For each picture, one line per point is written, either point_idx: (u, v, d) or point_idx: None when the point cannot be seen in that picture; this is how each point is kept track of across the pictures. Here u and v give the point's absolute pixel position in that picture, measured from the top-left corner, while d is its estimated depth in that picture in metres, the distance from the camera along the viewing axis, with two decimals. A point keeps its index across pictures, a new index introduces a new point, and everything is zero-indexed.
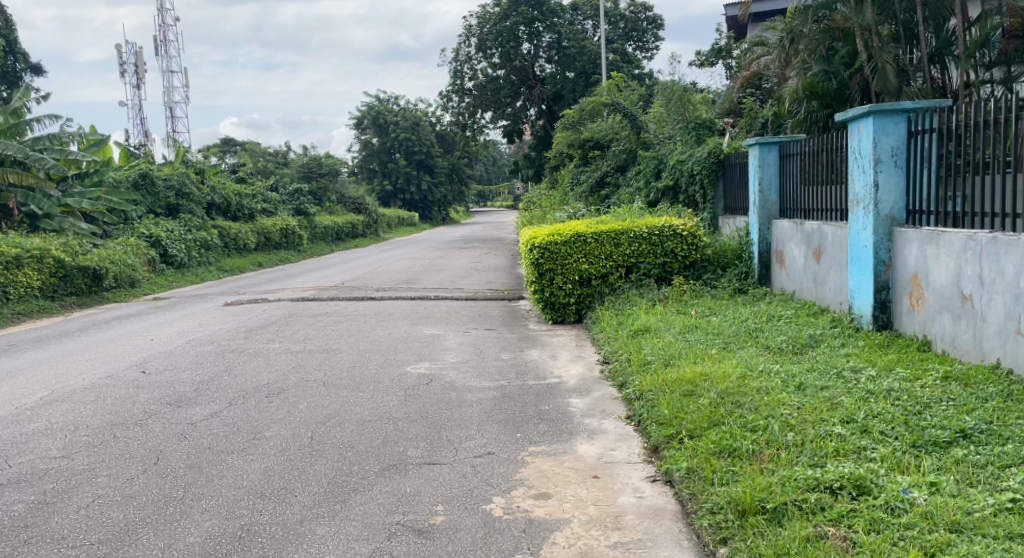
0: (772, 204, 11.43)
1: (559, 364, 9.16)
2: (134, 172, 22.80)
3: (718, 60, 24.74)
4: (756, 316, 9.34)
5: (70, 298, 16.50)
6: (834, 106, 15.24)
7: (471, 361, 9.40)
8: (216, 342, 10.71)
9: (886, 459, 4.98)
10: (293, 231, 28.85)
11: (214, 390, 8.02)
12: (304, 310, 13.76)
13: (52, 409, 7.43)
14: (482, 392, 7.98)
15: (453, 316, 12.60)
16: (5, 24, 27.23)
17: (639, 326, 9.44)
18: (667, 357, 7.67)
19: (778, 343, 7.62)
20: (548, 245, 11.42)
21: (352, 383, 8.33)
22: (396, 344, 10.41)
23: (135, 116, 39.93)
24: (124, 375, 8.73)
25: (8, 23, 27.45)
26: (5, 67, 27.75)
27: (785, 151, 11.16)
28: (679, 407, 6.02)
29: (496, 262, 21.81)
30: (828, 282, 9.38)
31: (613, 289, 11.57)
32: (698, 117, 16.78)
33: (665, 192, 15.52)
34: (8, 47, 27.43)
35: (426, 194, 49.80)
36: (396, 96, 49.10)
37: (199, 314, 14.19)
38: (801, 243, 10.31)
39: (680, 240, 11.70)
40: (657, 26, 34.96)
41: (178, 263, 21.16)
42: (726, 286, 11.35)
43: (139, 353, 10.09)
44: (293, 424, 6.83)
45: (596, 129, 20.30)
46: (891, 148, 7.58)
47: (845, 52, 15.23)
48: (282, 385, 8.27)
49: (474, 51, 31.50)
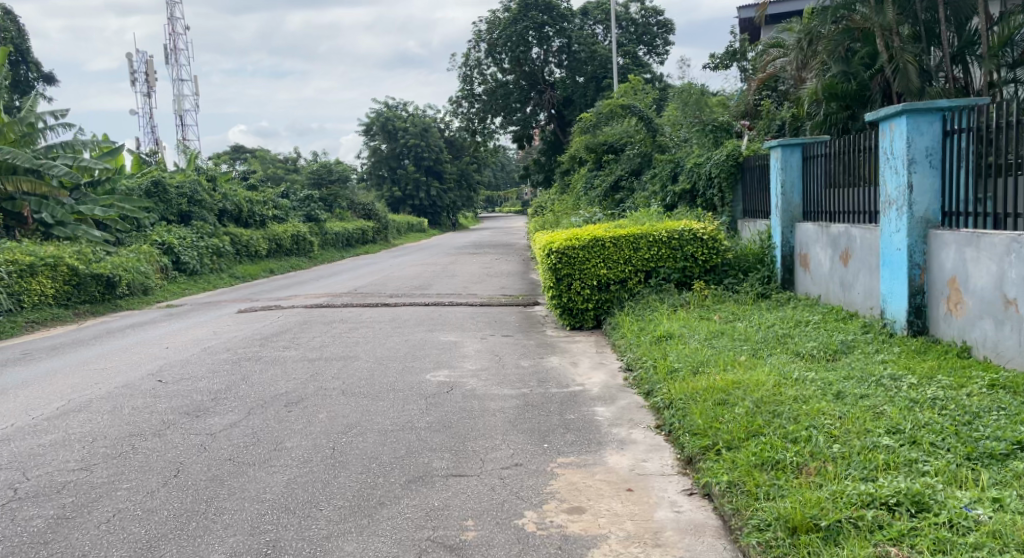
0: (795, 206, 11.23)
1: (581, 372, 8.96)
2: (146, 180, 22.75)
3: (732, 62, 24.53)
4: (782, 321, 9.13)
5: (84, 306, 16.39)
6: (854, 107, 15.05)
7: (491, 369, 9.21)
8: (232, 350, 10.55)
9: (941, 472, 4.78)
10: (304, 237, 28.73)
11: (232, 400, 7.85)
12: (319, 317, 13.60)
13: (69, 420, 7.28)
14: (504, 401, 7.79)
15: (469, 322, 12.42)
16: (18, 33, 27.22)
17: (662, 332, 9.25)
18: (696, 364, 7.47)
19: (809, 349, 7.41)
20: (566, 250, 11.23)
21: (371, 392, 8.15)
22: (414, 351, 10.24)
23: (146, 124, 39.94)
24: (141, 384, 8.58)
25: (21, 32, 27.46)
26: (18, 76, 27.76)
27: (808, 153, 10.97)
28: (712, 417, 5.82)
29: (508, 267, 21.61)
30: (856, 286, 9.18)
31: (632, 294, 11.38)
32: (715, 119, 16.59)
33: (682, 195, 15.33)
34: (19, 56, 27.42)
35: (436, 201, 49.64)
36: (405, 102, 49.02)
37: (213, 322, 14.04)
38: (826, 246, 10.10)
39: (700, 245, 11.50)
40: (667, 30, 34.72)
41: (191, 270, 21.05)
42: (748, 290, 11.14)
43: (155, 362, 9.94)
44: (314, 435, 6.65)
45: (609, 132, 20.14)
46: (926, 148, 7.40)
47: (866, 53, 14.91)
48: (301, 394, 8.10)
49: (484, 56, 31.36)
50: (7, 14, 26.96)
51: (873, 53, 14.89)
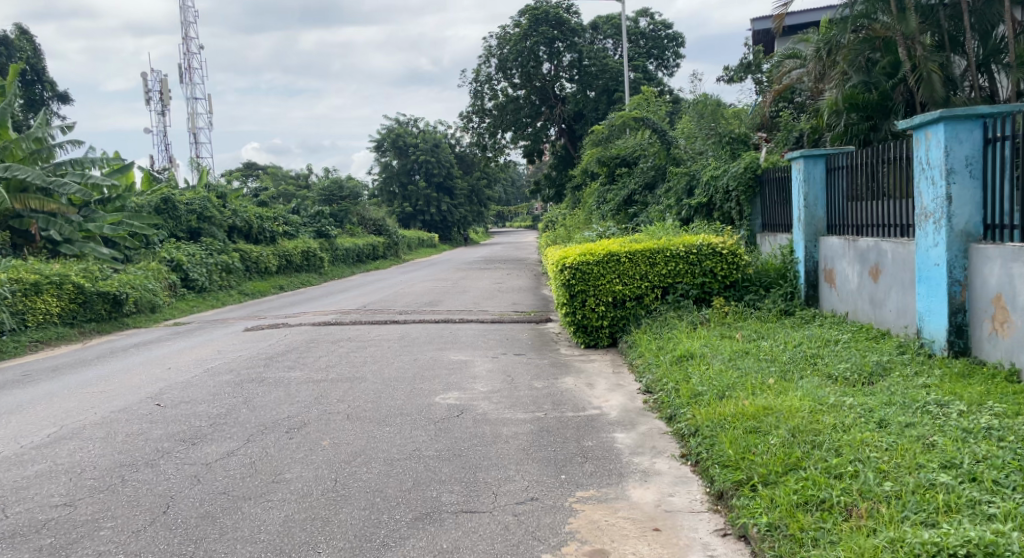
0: (819, 220, 10.77)
1: (597, 394, 8.51)
2: (156, 197, 22.46)
3: (746, 75, 24.10)
4: (808, 340, 8.70)
5: (89, 324, 16.03)
6: (875, 118, 14.60)
7: (503, 391, 8.75)
8: (235, 372, 10.14)
9: (1010, 515, 4.37)
10: (315, 254, 28.40)
11: (231, 425, 7.44)
12: (327, 336, 13.20)
13: (59, 448, 6.88)
14: (517, 426, 7.36)
15: (479, 341, 11.97)
16: (34, 52, 27.08)
17: (682, 351, 8.80)
18: (721, 387, 7.02)
19: (843, 371, 6.95)
20: (580, 265, 10.80)
21: (377, 416, 7.72)
22: (423, 372, 9.80)
23: (159, 142, 39.82)
24: (138, 409, 8.18)
25: (37, 51, 27.31)
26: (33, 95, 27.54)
27: (832, 164, 10.54)
28: (744, 447, 5.38)
29: (520, 282, 21.18)
30: (888, 302, 8.71)
31: (648, 311, 10.94)
32: (731, 131, 16.17)
33: (699, 209, 14.88)
34: (34, 75, 27.20)
35: (446, 216, 49.39)
36: (415, 118, 48.81)
37: (219, 341, 13.65)
38: (854, 261, 9.64)
39: (719, 259, 11.06)
40: (678, 44, 34.34)
41: (199, 287, 20.71)
42: (770, 307, 10.68)
43: (156, 384, 9.54)
44: (316, 465, 6.23)
45: (623, 145, 19.75)
46: (965, 157, 7.02)
47: (887, 62, 14.55)
48: (303, 419, 7.68)
49: (495, 72, 31.05)
50: (22, 32, 26.83)
51: (894, 63, 14.53)
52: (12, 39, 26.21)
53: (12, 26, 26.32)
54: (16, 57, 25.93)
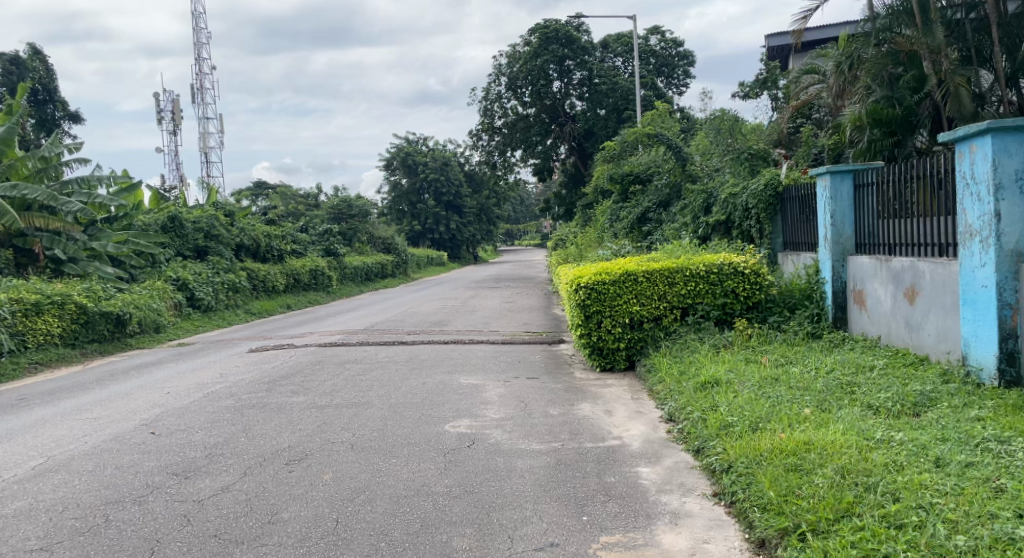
0: (847, 238, 10.24)
1: (617, 422, 8.00)
2: (162, 215, 22.17)
3: (762, 91, 23.53)
4: (840, 367, 8.20)
5: (92, 345, 15.61)
6: (899, 134, 14.02)
7: (517, 419, 8.25)
8: (236, 397, 9.67)
9: None
10: (322, 272, 27.98)
11: (228, 457, 6.96)
12: (333, 357, 12.73)
13: (43, 482, 6.43)
14: (533, 459, 6.87)
15: (490, 363, 11.46)
16: (47, 72, 26.57)
17: (706, 377, 8.30)
18: (753, 418, 6.56)
19: (883, 402, 6.48)
20: (596, 285, 10.33)
21: (383, 447, 7.24)
22: (432, 397, 9.30)
23: (170, 162, 39.61)
24: (132, 437, 7.73)
25: (50, 71, 26.81)
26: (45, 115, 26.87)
27: (861, 180, 10.05)
28: (786, 489, 5.10)
29: (530, 302, 20.71)
30: (927, 326, 8.35)
31: (667, 333, 10.45)
32: (750, 146, 15.68)
33: (717, 226, 14.36)
34: (46, 94, 26.63)
35: (455, 234, 49.01)
36: (425, 137, 48.59)
37: (222, 363, 13.21)
38: (887, 282, 9.19)
39: (741, 279, 10.56)
40: (689, 62, 34.01)
41: (205, 307, 20.29)
42: (796, 330, 10.14)
43: (151, 410, 9.07)
44: (316, 502, 5.80)
45: (636, 163, 19.22)
46: (1015, 171, 6.73)
47: (911, 77, 13.96)
48: (305, 450, 7.20)
49: (504, 90, 30.75)
50: (36, 53, 26.44)
51: (919, 76, 13.93)
52: (26, 59, 25.94)
53: (26, 45, 26.05)
54: (27, 77, 25.68)
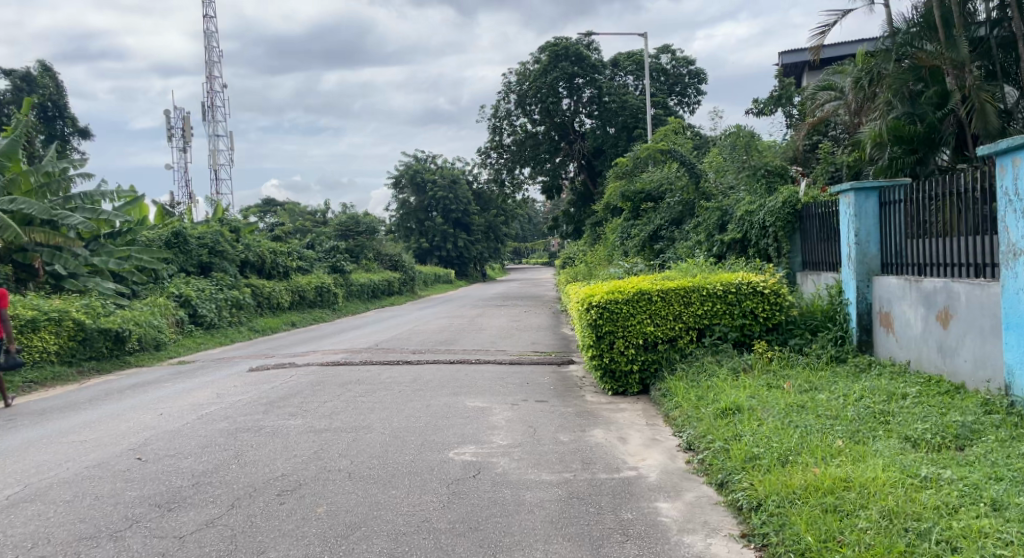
0: (872, 257, 9.75)
1: (632, 450, 7.52)
2: (167, 230, 21.83)
3: (776, 108, 23.05)
4: (869, 395, 7.75)
5: (89, 363, 15.19)
6: (921, 151, 13.59)
7: (526, 446, 7.77)
8: (231, 420, 9.21)
9: None
10: (328, 289, 27.56)
11: (216, 486, 6.50)
12: (334, 378, 12.24)
13: (16, 513, 6.02)
14: (543, 491, 6.41)
15: (497, 385, 10.96)
16: (56, 88, 26.19)
17: (727, 404, 7.80)
18: (779, 447, 6.15)
19: (921, 433, 6.17)
20: (608, 305, 9.87)
21: (383, 476, 6.78)
22: (436, 421, 8.82)
23: (178, 177, 39.33)
24: (117, 463, 7.29)
25: (59, 88, 26.48)
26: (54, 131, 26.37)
27: (887, 198, 9.57)
28: (827, 534, 5.04)
29: (538, 321, 20.26)
30: (960, 353, 7.98)
31: (683, 355, 9.96)
32: (766, 162, 15.21)
33: (732, 245, 13.89)
34: (56, 110, 26.19)
35: (463, 252, 48.59)
36: (434, 154, 48.35)
37: (220, 382, 12.74)
38: (915, 304, 8.77)
39: (761, 299, 10.06)
40: (699, 80, 33.56)
41: (207, 324, 19.88)
42: (819, 353, 9.64)
43: (141, 434, 8.61)
44: (306, 540, 5.54)
45: (648, 179, 18.69)
46: None
47: (934, 93, 13.54)
48: (299, 478, 6.75)
49: (514, 107, 30.41)
50: (45, 69, 26.13)
51: (943, 92, 13.50)
52: (36, 76, 25.72)
53: (37, 63, 25.82)
54: (36, 94, 25.42)
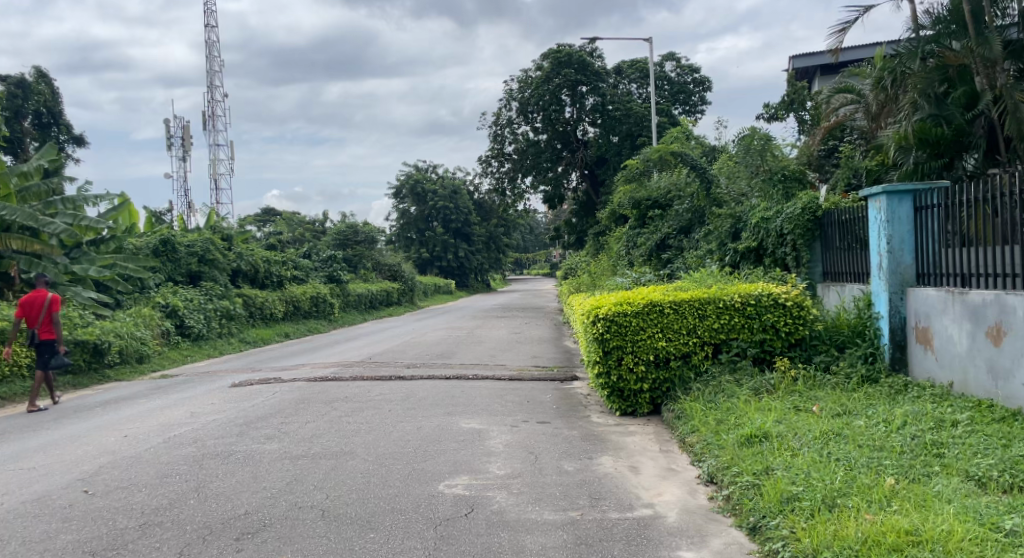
0: (906, 267, 8.82)
1: (646, 483, 6.62)
2: (155, 238, 20.85)
3: (787, 113, 22.20)
4: (914, 421, 6.87)
5: (64, 376, 14.26)
6: (948, 156, 12.62)
7: (526, 477, 6.88)
8: (201, 444, 8.29)
9: None
10: (324, 299, 26.69)
11: (166, 528, 5.64)
12: (320, 395, 11.32)
13: None
14: (545, 534, 5.54)
15: (495, 404, 10.03)
16: (52, 95, 25.18)
17: (751, 430, 6.88)
18: (823, 486, 5.38)
19: (987, 470, 5.51)
20: (616, 317, 8.98)
21: (362, 513, 5.91)
22: (426, 446, 7.92)
23: (178, 187, 38.52)
24: (63, 497, 6.43)
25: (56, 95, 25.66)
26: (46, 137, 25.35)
27: (923, 202, 8.64)
28: None
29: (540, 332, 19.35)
30: (1016, 374, 7.18)
31: (698, 372, 9.06)
32: (781, 167, 14.31)
33: (746, 254, 12.97)
34: (49, 117, 25.17)
35: (463, 262, 47.71)
36: (435, 165, 47.59)
37: (198, 399, 11.80)
38: (957, 318, 7.91)
39: (783, 313, 9.17)
40: (704, 89, 32.76)
41: (195, 335, 18.96)
42: (848, 373, 8.73)
43: (97, 461, 7.70)
44: None
45: (655, 186, 17.80)
46: None
47: (962, 93, 12.56)
48: (264, 517, 5.88)
49: (516, 116, 29.56)
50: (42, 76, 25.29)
51: (971, 93, 12.55)
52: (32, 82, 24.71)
53: (32, 69, 24.84)
54: (30, 101, 24.45)
